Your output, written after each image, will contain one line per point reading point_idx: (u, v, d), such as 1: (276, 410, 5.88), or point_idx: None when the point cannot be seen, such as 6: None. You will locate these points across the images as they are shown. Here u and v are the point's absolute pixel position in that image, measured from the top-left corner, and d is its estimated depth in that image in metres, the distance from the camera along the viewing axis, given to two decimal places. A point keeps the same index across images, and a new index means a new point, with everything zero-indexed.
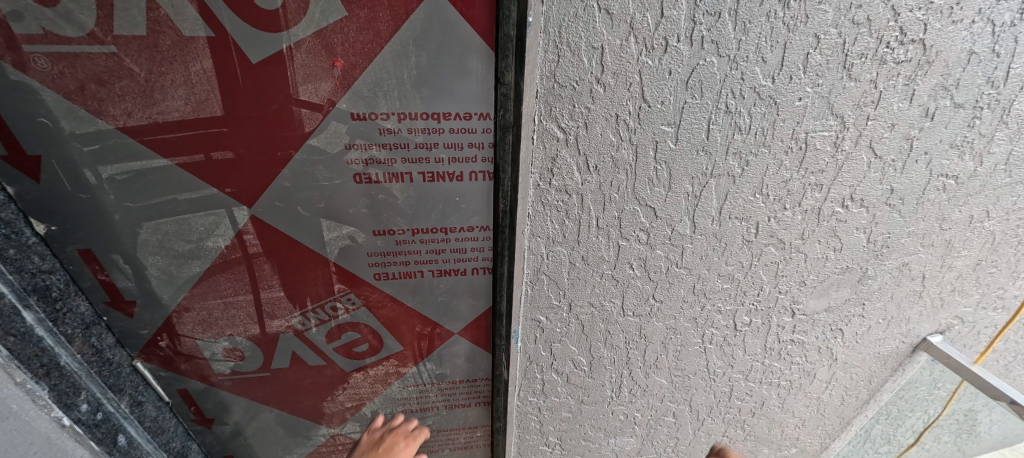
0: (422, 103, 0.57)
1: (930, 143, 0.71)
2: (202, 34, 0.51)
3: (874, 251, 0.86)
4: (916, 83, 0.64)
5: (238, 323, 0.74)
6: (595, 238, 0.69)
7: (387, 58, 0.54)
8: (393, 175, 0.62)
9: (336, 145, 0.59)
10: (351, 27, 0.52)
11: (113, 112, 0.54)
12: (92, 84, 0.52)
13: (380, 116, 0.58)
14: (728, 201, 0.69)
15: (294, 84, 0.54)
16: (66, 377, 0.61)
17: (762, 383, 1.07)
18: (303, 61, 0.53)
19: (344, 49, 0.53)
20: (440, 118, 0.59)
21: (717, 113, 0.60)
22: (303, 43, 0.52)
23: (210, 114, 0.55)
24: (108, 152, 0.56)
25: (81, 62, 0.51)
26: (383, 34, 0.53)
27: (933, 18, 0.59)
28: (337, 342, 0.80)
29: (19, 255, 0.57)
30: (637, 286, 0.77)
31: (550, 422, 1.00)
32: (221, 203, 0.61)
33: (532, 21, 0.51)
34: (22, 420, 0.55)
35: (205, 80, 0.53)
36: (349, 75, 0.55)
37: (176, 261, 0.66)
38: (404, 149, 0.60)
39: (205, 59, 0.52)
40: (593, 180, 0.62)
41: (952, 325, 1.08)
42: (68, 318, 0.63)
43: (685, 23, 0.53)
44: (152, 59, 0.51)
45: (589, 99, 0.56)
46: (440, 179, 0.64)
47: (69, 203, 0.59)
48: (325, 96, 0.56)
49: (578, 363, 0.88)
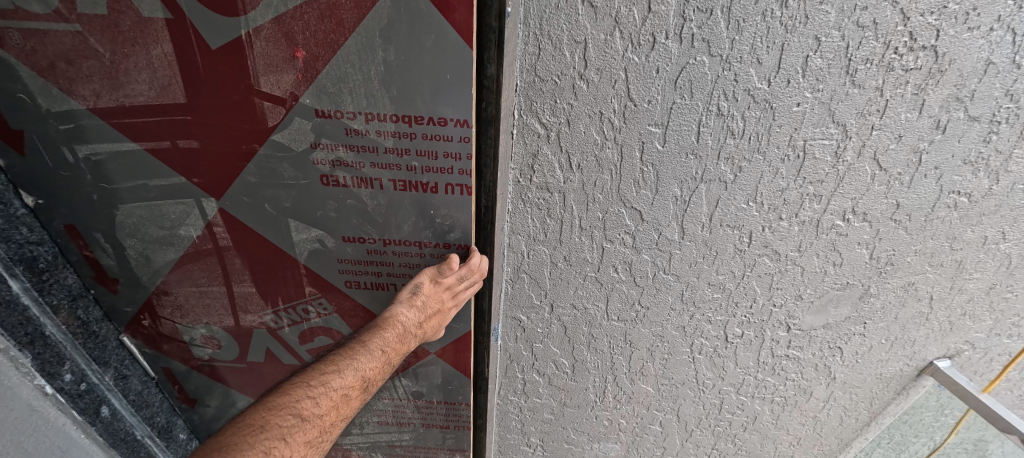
0: (391, 103, 0.55)
1: (941, 158, 0.67)
2: (161, 16, 0.50)
3: (876, 268, 0.82)
4: (927, 92, 0.60)
5: (211, 314, 0.74)
6: (578, 239, 0.67)
7: (352, 50, 0.52)
8: (361, 180, 0.60)
9: (301, 142, 0.58)
10: (313, 14, 0.50)
11: (83, 93, 0.54)
12: (61, 63, 0.52)
13: (346, 115, 0.56)
14: (720, 208, 0.67)
15: (256, 74, 0.53)
16: (49, 347, 0.61)
17: (755, 397, 1.04)
18: (264, 50, 0.52)
19: (306, 39, 0.51)
20: (411, 122, 0.56)
21: (708, 115, 0.57)
22: (263, 29, 0.51)
23: (175, 100, 0.55)
24: (82, 132, 0.57)
25: (49, 40, 0.51)
26: (346, 24, 0.50)
27: (946, 24, 0.55)
28: (309, 345, 0.79)
29: (8, 225, 0.58)
30: (622, 290, 0.75)
31: (532, 423, 1.00)
32: (190, 192, 0.61)
33: (511, 11, 0.49)
34: (5, 385, 0.54)
35: (167, 64, 0.53)
36: (311, 66, 0.53)
37: (151, 245, 0.66)
38: (372, 153, 0.58)
39: (165, 41, 0.52)
40: (575, 179, 0.60)
41: (961, 350, 1.03)
42: (55, 289, 0.64)
43: (674, 19, 0.50)
44: (115, 40, 0.51)
45: (571, 94, 0.55)
46: (412, 187, 0.61)
47: (50, 179, 0.59)
48: (288, 89, 0.54)
49: (560, 365, 0.87)
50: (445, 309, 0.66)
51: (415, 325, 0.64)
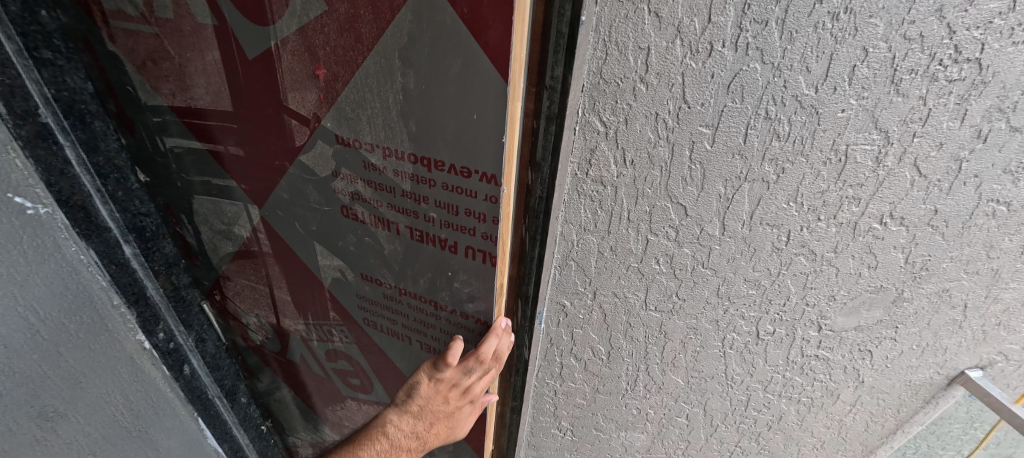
0: (410, 136, 0.57)
1: (981, 166, 0.69)
2: (209, 22, 0.55)
3: (911, 273, 0.84)
4: (970, 103, 0.63)
5: (261, 309, 0.91)
6: (625, 230, 0.72)
7: (375, 71, 0.53)
8: (377, 215, 0.67)
9: (325, 169, 0.65)
10: (331, 28, 0.52)
11: (164, 90, 0.63)
12: (148, 62, 0.60)
13: (364, 147, 0.60)
14: (761, 207, 0.70)
15: (284, 90, 0.59)
16: (150, 307, 0.67)
17: (782, 396, 1.07)
18: (289, 64, 0.56)
19: (326, 58, 0.54)
20: (430, 167, 0.58)
21: (756, 118, 0.61)
22: (288, 42, 0.54)
23: (225, 106, 0.62)
24: (171, 127, 0.66)
25: (141, 38, 0.58)
26: (364, 38, 0.51)
27: (990, 38, 0.57)
28: (336, 361, 0.98)
29: (125, 196, 0.65)
30: (661, 281, 0.80)
31: (564, 407, 1.05)
32: (241, 198, 0.74)
33: (585, 20, 0.51)
34: (111, 339, 0.61)
35: (216, 71, 0.59)
36: (333, 85, 0.56)
37: (218, 235, 0.79)
38: (388, 191, 0.64)
39: (213, 49, 0.57)
40: (628, 174, 0.65)
41: (994, 361, 1.04)
42: (156, 255, 0.70)
43: (731, 29, 0.54)
44: (178, 41, 0.58)
45: (631, 96, 0.59)
46: (424, 224, 0.65)
47: (149, 162, 0.68)
48: (311, 110, 0.60)
49: (597, 351, 0.92)
50: (442, 415, 0.79)
51: (406, 435, 0.78)
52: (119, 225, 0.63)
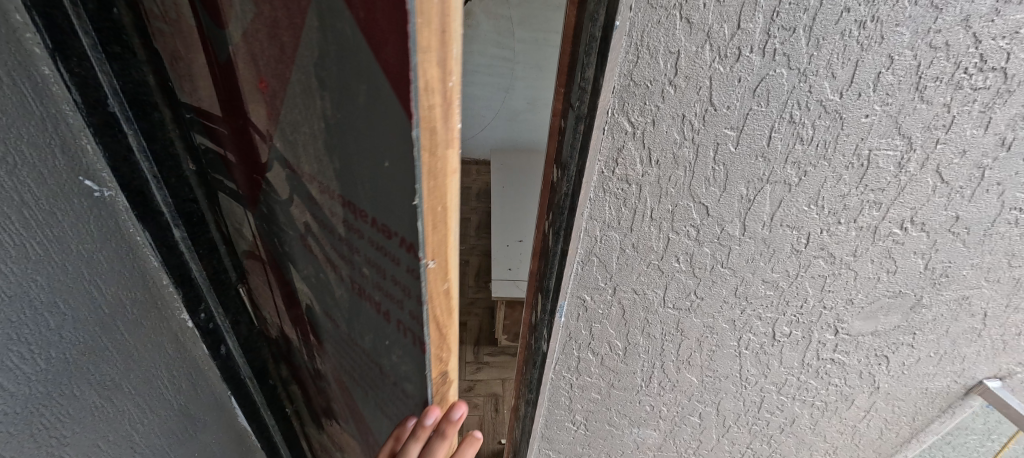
0: (337, 176, 0.32)
1: (1004, 174, 0.71)
2: (189, 16, 0.37)
3: (931, 279, 0.85)
4: (994, 111, 0.64)
5: (258, 318, 0.75)
6: (647, 228, 0.74)
7: (299, 92, 0.29)
8: (326, 261, 0.44)
9: (282, 187, 0.42)
10: (264, 32, 0.29)
11: (188, 89, 0.47)
12: (173, 58, 0.45)
13: (305, 174, 0.36)
14: (781, 209, 0.72)
15: (246, 105, 0.37)
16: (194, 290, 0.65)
17: (795, 399, 1.08)
18: (245, 75, 0.35)
19: (268, 66, 0.31)
20: (355, 214, 0.33)
21: (780, 122, 0.63)
22: (239, 53, 0.33)
23: (223, 124, 0.45)
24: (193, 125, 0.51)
25: (167, 38, 0.43)
26: (289, 51, 0.28)
27: (1017, 48, 0.58)
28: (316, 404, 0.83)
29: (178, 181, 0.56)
30: (680, 279, 0.82)
31: (579, 400, 1.07)
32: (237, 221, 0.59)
33: (619, 24, 0.52)
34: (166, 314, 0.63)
35: (205, 78, 0.42)
36: (275, 103, 0.33)
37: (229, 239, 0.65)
38: (329, 228, 0.39)
39: (199, 52, 0.39)
40: (653, 173, 0.67)
41: (1013, 371, 1.04)
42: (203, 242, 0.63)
43: (759, 35, 0.56)
44: (183, 41, 0.41)
45: (660, 98, 0.61)
46: (370, 306, 0.41)
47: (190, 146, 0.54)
48: (264, 127, 0.37)
49: (614, 346, 0.94)
50: None
51: None
52: (172, 210, 0.57)
